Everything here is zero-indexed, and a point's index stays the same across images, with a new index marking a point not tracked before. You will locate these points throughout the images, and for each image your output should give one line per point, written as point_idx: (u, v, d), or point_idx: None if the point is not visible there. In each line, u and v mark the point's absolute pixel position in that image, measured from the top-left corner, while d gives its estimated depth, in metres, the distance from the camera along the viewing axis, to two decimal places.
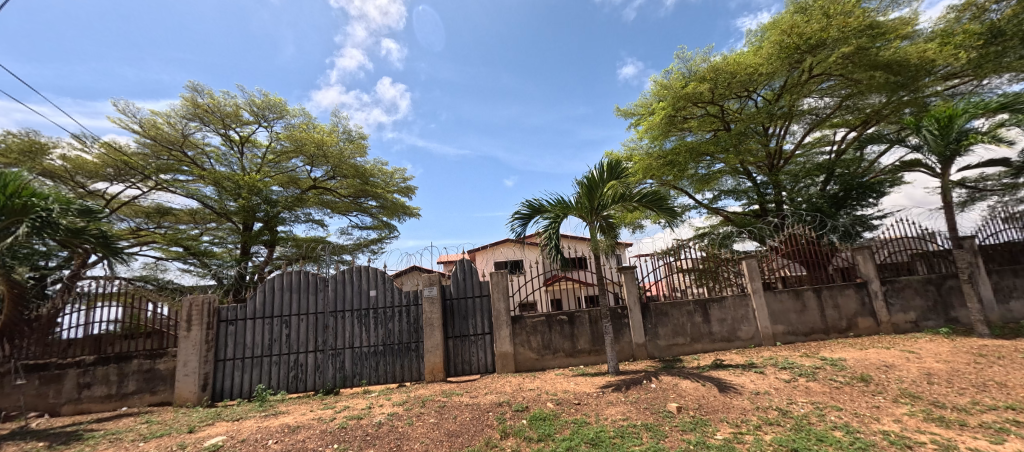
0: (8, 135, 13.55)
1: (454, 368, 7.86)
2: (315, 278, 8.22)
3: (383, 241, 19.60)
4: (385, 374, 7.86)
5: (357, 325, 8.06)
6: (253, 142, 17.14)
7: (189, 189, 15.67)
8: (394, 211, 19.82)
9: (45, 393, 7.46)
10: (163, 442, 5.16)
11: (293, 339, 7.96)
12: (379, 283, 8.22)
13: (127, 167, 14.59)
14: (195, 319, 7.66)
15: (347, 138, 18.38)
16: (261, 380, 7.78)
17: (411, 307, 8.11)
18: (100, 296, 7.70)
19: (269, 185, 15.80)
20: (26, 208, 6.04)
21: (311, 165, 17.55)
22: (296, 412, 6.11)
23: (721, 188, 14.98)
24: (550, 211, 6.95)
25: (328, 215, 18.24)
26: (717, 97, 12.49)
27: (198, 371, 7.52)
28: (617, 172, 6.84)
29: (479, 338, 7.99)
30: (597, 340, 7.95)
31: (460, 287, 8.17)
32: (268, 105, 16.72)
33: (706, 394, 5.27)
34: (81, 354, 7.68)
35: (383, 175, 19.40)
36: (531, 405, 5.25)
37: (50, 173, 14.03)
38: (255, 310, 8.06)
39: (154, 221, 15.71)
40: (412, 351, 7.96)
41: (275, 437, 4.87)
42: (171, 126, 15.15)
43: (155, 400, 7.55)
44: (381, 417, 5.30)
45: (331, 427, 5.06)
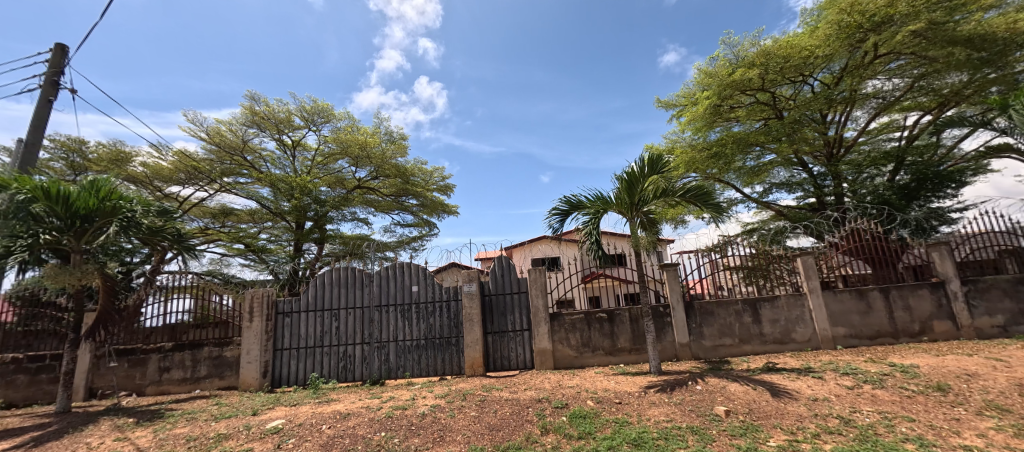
0: (99, 146, 15.22)
1: (493, 363, 7.98)
2: (361, 274, 8.61)
3: (424, 238, 20.18)
4: (427, 367, 8.12)
5: (400, 319, 8.37)
6: (304, 146, 18.19)
7: (249, 191, 16.89)
8: (434, 209, 20.35)
9: (133, 375, 8.36)
10: (231, 423, 5.63)
11: (342, 331, 8.40)
12: (420, 279, 8.49)
13: (197, 172, 15.98)
14: (256, 310, 8.28)
15: (389, 139, 19.07)
16: (314, 369, 8.28)
17: (451, 302, 8.31)
18: (175, 288, 8.49)
19: (318, 186, 16.71)
20: (115, 209, 6.80)
21: (356, 166, 18.37)
22: (346, 401, 6.45)
23: (772, 181, 14.11)
24: (589, 206, 6.86)
25: (372, 213, 19.04)
26: (768, 83, 11.79)
27: (260, 358, 8.14)
28: (658, 166, 6.61)
29: (518, 334, 8.05)
30: (638, 339, 7.77)
31: (499, 284, 8.25)
32: (317, 110, 17.67)
33: (757, 398, 5.01)
34: (161, 341, 8.52)
35: (423, 174, 19.97)
36: (571, 403, 5.22)
37: (132, 178, 15.63)
38: (308, 303, 8.58)
39: (219, 221, 17.08)
40: (452, 345, 8.15)
41: (328, 423, 5.17)
42: (233, 133, 16.40)
43: (223, 385, 8.25)
44: (425, 408, 5.49)
45: (378, 416, 5.30)
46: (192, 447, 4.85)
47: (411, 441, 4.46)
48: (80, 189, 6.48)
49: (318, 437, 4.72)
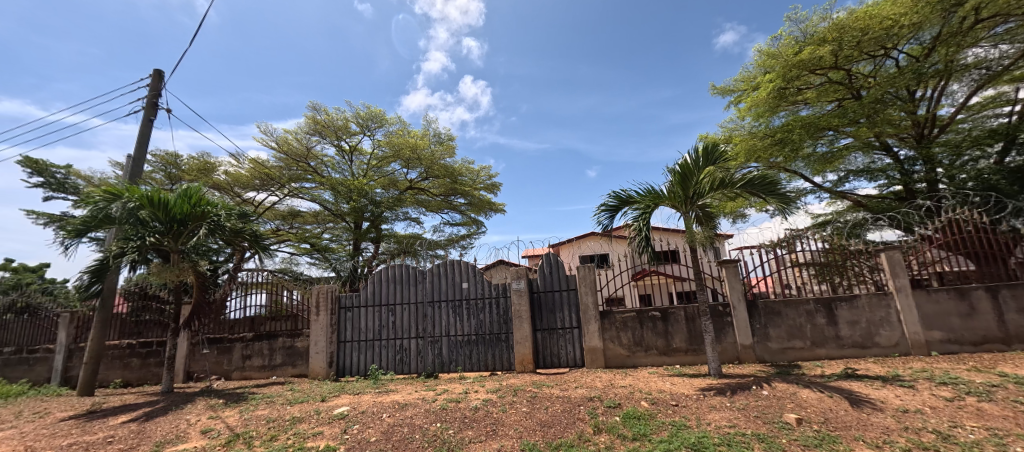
0: (189, 158, 17.12)
1: (543, 360, 7.97)
2: (415, 271, 8.97)
3: (473, 237, 20.59)
4: (479, 362, 8.28)
5: (452, 314, 8.61)
6: (360, 151, 19.23)
7: (313, 195, 18.17)
8: (482, 207, 20.69)
9: (221, 361, 9.33)
10: (302, 408, 6.11)
11: (398, 325, 8.80)
12: (470, 276, 8.66)
13: (269, 178, 17.46)
14: (322, 305, 8.91)
15: (438, 141, 19.68)
16: (374, 361, 8.76)
17: (500, 298, 8.42)
18: (253, 284, 9.35)
19: (373, 188, 17.60)
20: (203, 214, 7.64)
21: (407, 168, 19.14)
22: (404, 392, 6.77)
23: (848, 168, 12.81)
24: (638, 201, 6.63)
25: (423, 213, 19.72)
26: (842, 60, 10.71)
27: (326, 349, 8.75)
28: (714, 156, 6.24)
29: (567, 332, 7.98)
30: (695, 339, 7.39)
31: (547, 281, 8.22)
32: (371, 116, 18.61)
33: (833, 407, 4.58)
34: (243, 331, 9.42)
35: (470, 173, 20.40)
36: (624, 403, 5.09)
37: (217, 185, 17.41)
38: (367, 298, 9.09)
39: (288, 223, 18.53)
40: (502, 341, 8.26)
41: (388, 412, 5.45)
42: (299, 141, 17.73)
43: (295, 373, 8.98)
44: (477, 402, 5.61)
45: (434, 408, 5.49)
46: (271, 427, 5.32)
47: (465, 433, 4.58)
48: (176, 197, 7.35)
49: (379, 425, 4.98)
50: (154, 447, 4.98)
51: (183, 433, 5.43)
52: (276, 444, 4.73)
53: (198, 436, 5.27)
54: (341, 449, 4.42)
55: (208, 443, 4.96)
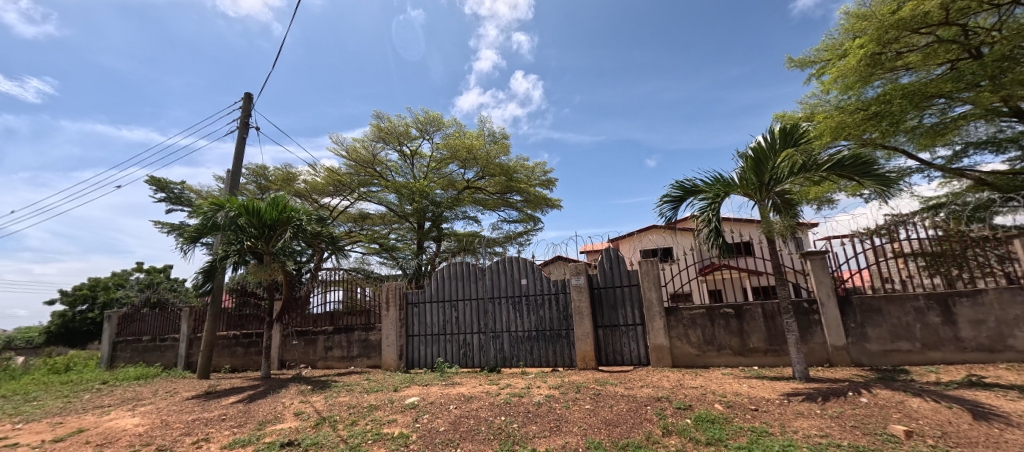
0: (274, 169, 19.01)
1: (605, 358, 7.77)
2: (475, 268, 9.19)
3: (530, 233, 20.64)
4: (540, 358, 8.27)
5: (512, 310, 8.69)
6: (420, 154, 20.08)
7: (379, 198, 19.31)
8: (538, 204, 20.63)
9: (308, 351, 10.27)
10: (377, 396, 6.52)
11: (461, 321, 9.07)
12: (528, 272, 8.68)
13: (341, 184, 18.87)
14: (392, 301, 9.46)
15: (493, 139, 19.98)
16: (440, 354, 9.11)
17: (560, 294, 8.33)
18: (331, 282, 10.16)
19: (433, 189, 18.29)
20: (288, 219, 8.50)
21: (464, 169, 19.66)
22: (468, 385, 6.97)
23: (966, 140, 10.91)
24: (705, 191, 6.20)
25: (481, 211, 20.12)
26: (955, 14, 9.14)
27: (397, 342, 9.27)
28: (794, 137, 5.62)
29: (630, 328, 7.69)
30: (775, 339, 6.75)
31: (608, 276, 7.99)
32: (429, 120, 19.35)
33: (953, 420, 3.94)
34: (324, 325, 10.28)
35: (525, 170, 20.49)
36: (696, 405, 4.78)
37: (298, 193, 19.15)
38: (431, 294, 9.47)
39: (359, 225, 19.87)
40: (563, 338, 8.18)
41: (454, 404, 5.64)
42: (365, 148, 18.94)
43: (370, 364, 9.62)
44: (540, 397, 5.60)
45: (498, 401, 5.58)
46: (352, 413, 5.75)
47: (529, 427, 4.60)
48: (266, 205, 8.26)
49: (447, 416, 5.16)
50: (256, 425, 5.60)
51: (279, 414, 6.05)
52: (356, 428, 5.10)
53: (291, 418, 5.85)
54: (414, 436, 4.65)
55: (300, 424, 5.47)
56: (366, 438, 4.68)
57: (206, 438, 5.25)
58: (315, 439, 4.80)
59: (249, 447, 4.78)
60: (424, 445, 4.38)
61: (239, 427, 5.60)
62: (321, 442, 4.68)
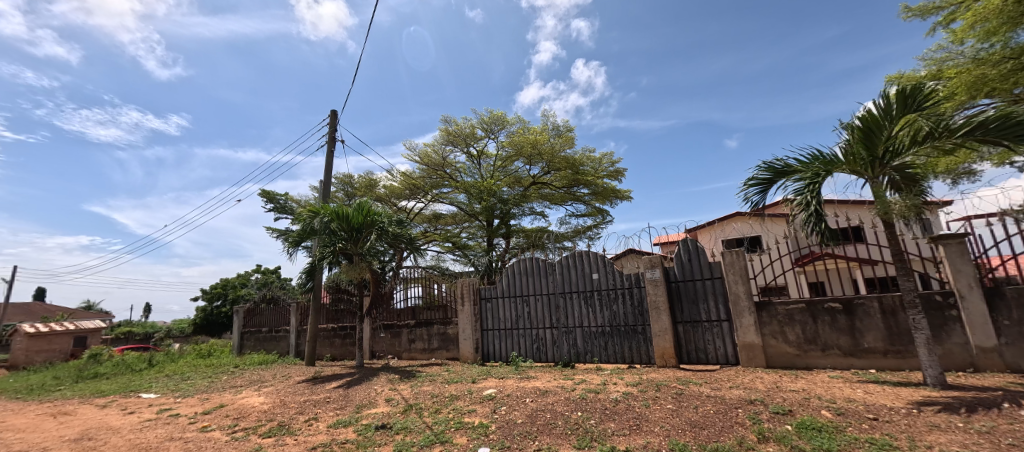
0: (358, 177, 20.81)
1: (687, 356, 7.34)
2: (545, 263, 9.20)
3: (599, 226, 20.16)
4: (615, 354, 8.05)
5: (584, 305, 8.56)
6: (486, 154, 20.56)
7: (450, 198, 20.16)
8: (607, 196, 20.06)
9: (394, 343, 11.10)
10: (457, 387, 6.84)
11: (534, 316, 9.15)
12: (600, 266, 8.48)
13: (416, 187, 20.05)
14: (466, 296, 9.86)
15: (557, 133, 19.83)
16: (514, 348, 9.29)
17: (634, 289, 8.02)
18: (411, 279, 10.85)
19: (500, 187, 18.60)
20: (372, 222, 9.33)
21: (530, 165, 19.77)
22: (544, 379, 7.03)
23: None
24: (801, 170, 5.54)
25: (548, 206, 20.08)
26: None
27: (472, 336, 9.65)
28: (917, 101, 4.78)
29: (715, 325, 7.16)
30: (897, 339, 5.83)
31: (687, 269, 7.50)
32: (493, 119, 19.74)
33: None
34: (407, 319, 11.02)
35: (592, 162, 20.04)
36: (798, 410, 4.32)
37: (379, 198, 20.73)
38: (503, 289, 9.69)
39: (433, 225, 20.93)
40: (639, 334, 7.87)
41: (531, 397, 5.72)
42: (436, 152, 19.89)
43: (449, 356, 10.14)
44: (617, 395, 5.46)
45: (573, 396, 5.54)
46: (436, 402, 6.10)
47: (607, 424, 4.50)
48: (354, 210, 9.13)
49: (524, 409, 5.25)
50: (355, 408, 6.20)
51: (372, 399, 6.63)
52: (440, 416, 5.40)
53: (383, 403, 6.38)
54: (493, 427, 4.80)
55: (391, 410, 5.94)
56: (449, 426, 4.94)
57: (315, 417, 5.93)
58: (404, 424, 5.18)
59: (349, 428, 5.30)
60: (503, 436, 4.50)
61: (341, 409, 6.23)
62: (409, 427, 5.03)
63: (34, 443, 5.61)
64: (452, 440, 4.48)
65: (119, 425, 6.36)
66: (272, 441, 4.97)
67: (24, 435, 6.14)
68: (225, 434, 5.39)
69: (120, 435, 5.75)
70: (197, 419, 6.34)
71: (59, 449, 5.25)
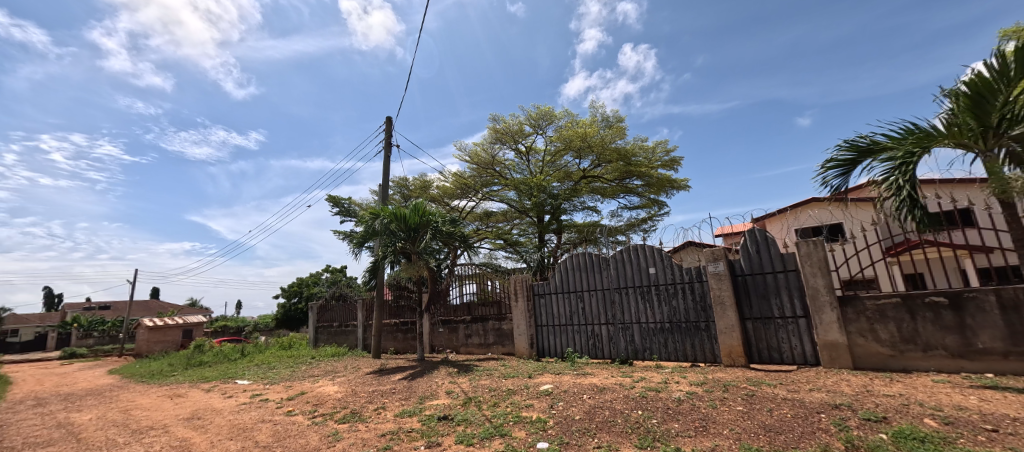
0: (413, 179, 21.73)
1: (758, 355, 6.85)
2: (598, 258, 9.02)
3: (654, 218, 19.39)
4: (677, 352, 7.72)
5: (641, 301, 8.28)
6: (535, 149, 20.52)
7: (500, 196, 20.40)
8: (662, 186, 19.23)
9: (452, 338, 11.49)
10: (515, 382, 6.94)
11: (588, 312, 9.01)
12: (657, 260, 8.16)
13: (467, 186, 20.51)
14: (520, 292, 9.94)
15: (607, 125, 19.35)
16: (569, 344, 9.23)
17: (695, 283, 7.61)
18: (465, 276, 11.13)
19: (550, 182, 18.48)
20: (427, 222, 9.73)
21: (579, 158, 19.45)
22: (601, 376, 6.91)
23: None
24: (891, 147, 4.94)
25: (599, 200, 19.65)
26: None
27: (527, 332, 9.73)
28: None
29: (791, 322, 6.60)
30: (1022, 339, 4.98)
31: (755, 262, 6.98)
32: (541, 115, 19.66)
33: None
34: (463, 315, 11.34)
35: (644, 152, 19.31)
36: (894, 417, 3.87)
37: (432, 198, 21.49)
38: (556, 285, 9.65)
39: (485, 223, 21.29)
40: (702, 331, 7.47)
41: (588, 393, 5.65)
42: (485, 151, 20.21)
43: (505, 351, 10.30)
44: (681, 394, 5.23)
45: (633, 394, 5.39)
46: (494, 395, 6.24)
47: (671, 424, 4.33)
48: (410, 211, 9.58)
49: (581, 405, 5.21)
50: (418, 399, 6.51)
51: (434, 391, 6.93)
52: (499, 410, 5.51)
53: (444, 395, 6.63)
54: (551, 422, 4.81)
55: (451, 402, 6.17)
56: (508, 420, 5.02)
57: (383, 406, 6.31)
58: (465, 416, 5.35)
59: (413, 417, 5.58)
60: (562, 431, 4.49)
61: (406, 400, 6.57)
62: (469, 419, 5.19)
63: (156, 420, 6.52)
64: (511, 434, 4.55)
65: (221, 406, 7.21)
66: (346, 427, 5.37)
67: (148, 413, 7.15)
68: (306, 419, 5.91)
69: (222, 415, 6.52)
70: (283, 404, 7.01)
71: (176, 426, 6.05)
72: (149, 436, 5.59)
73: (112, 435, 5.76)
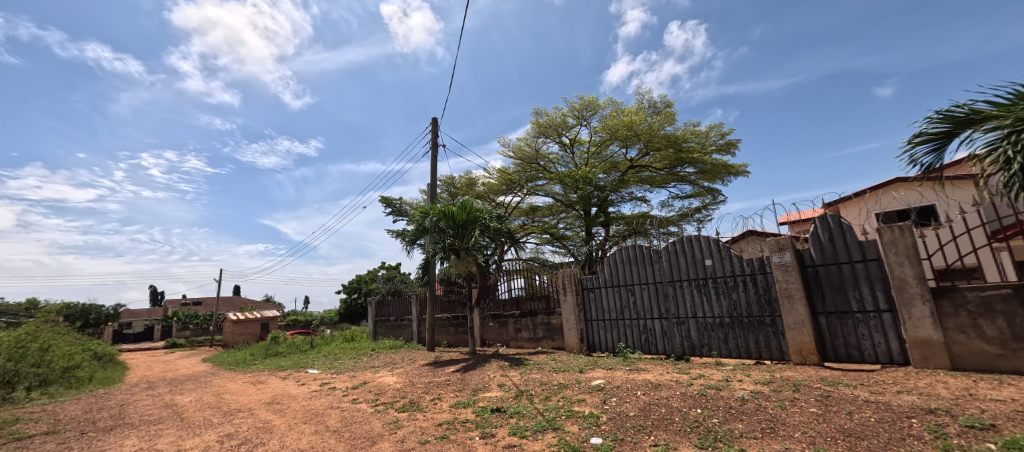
0: (460, 177, 22.18)
1: (833, 352, 6.28)
2: (650, 251, 8.70)
3: (709, 207, 18.37)
4: (738, 348, 7.28)
5: (697, 295, 7.89)
6: (579, 141, 20.13)
7: (546, 190, 20.28)
8: (717, 173, 18.14)
9: (502, 332, 11.63)
10: (566, 376, 6.89)
11: (640, 306, 8.73)
12: (713, 252, 7.71)
13: (512, 182, 20.58)
14: (568, 286, 9.83)
15: (654, 111, 18.59)
16: (620, 339, 9.02)
17: (758, 275, 7.11)
18: (513, 271, 11.21)
19: (596, 174, 18.06)
20: (474, 219, 9.90)
21: (626, 148, 18.84)
22: (655, 372, 6.67)
23: None
24: (998, 116, 4.29)
25: (649, 190, 18.93)
26: None
27: (577, 327, 9.62)
28: None
29: (873, 316, 5.97)
30: None
31: (827, 251, 6.39)
32: (584, 105, 19.24)
33: None
34: (512, 309, 11.44)
35: (696, 137, 18.31)
36: (1006, 426, 3.36)
37: (479, 195, 21.82)
38: (606, 279, 9.45)
39: (531, 217, 21.27)
40: (767, 326, 6.97)
41: (643, 390, 5.47)
42: (529, 145, 20.17)
43: (555, 345, 10.26)
44: (745, 393, 4.92)
45: (691, 392, 5.15)
46: (545, 389, 6.23)
47: (734, 425, 4.08)
48: (458, 209, 9.77)
49: (636, 401, 5.06)
50: (472, 391, 6.67)
51: (486, 384, 7.06)
52: (550, 403, 5.50)
53: (496, 388, 6.73)
54: (604, 418, 4.72)
55: (504, 394, 6.24)
56: (560, 414, 4.99)
57: (438, 397, 6.52)
58: (517, 408, 5.39)
59: (468, 408, 5.72)
60: (616, 427, 4.39)
61: (460, 391, 6.76)
62: (522, 412, 5.22)
63: (243, 403, 7.23)
64: (564, 428, 4.52)
65: (295, 393, 7.84)
66: (406, 416, 5.62)
67: (236, 397, 7.95)
68: (370, 406, 6.27)
69: (297, 401, 7.10)
70: (348, 392, 7.48)
71: (259, 409, 6.66)
72: (238, 417, 6.21)
73: (208, 415, 6.46)
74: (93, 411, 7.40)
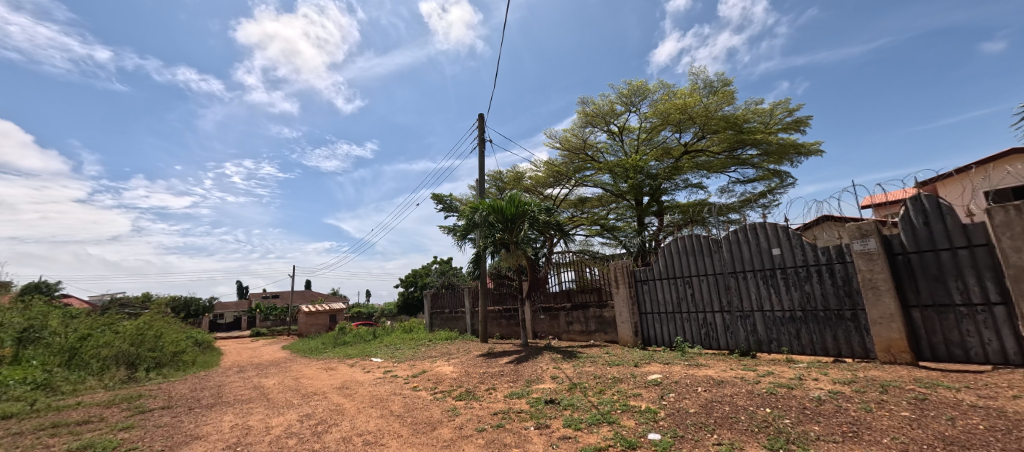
0: (507, 172, 22.33)
1: (930, 350, 5.59)
2: (708, 240, 8.23)
3: (775, 192, 17.02)
4: (813, 345, 6.70)
5: (763, 287, 7.35)
6: (628, 128, 19.42)
7: (594, 180, 19.82)
8: (784, 154, 16.71)
9: (554, 325, 11.62)
10: (620, 370, 6.74)
11: (699, 298, 8.30)
12: (782, 240, 7.13)
13: (560, 174, 20.35)
14: (620, 279, 9.59)
15: (711, 91, 17.44)
16: (678, 333, 8.65)
17: (835, 265, 6.47)
18: (563, 264, 11.12)
19: (648, 161, 17.35)
20: (523, 212, 9.96)
21: (679, 132, 17.92)
22: (716, 368, 6.33)
23: None
24: None
25: (705, 176, 17.89)
26: None
27: (630, 320, 9.36)
28: None
29: (981, 310, 5.22)
30: None
31: (921, 236, 5.66)
32: (633, 91, 18.50)
33: None
34: (563, 302, 11.36)
35: (759, 116, 16.97)
36: None
37: (527, 188, 21.83)
38: (661, 271, 9.09)
39: (580, 209, 20.93)
40: (847, 320, 6.34)
41: (704, 386, 5.21)
42: (576, 136, 19.81)
43: (608, 339, 10.07)
44: (821, 393, 4.51)
45: (758, 390, 4.82)
46: (599, 382, 6.13)
47: (809, 427, 3.77)
48: (507, 203, 9.86)
49: (696, 398, 4.83)
50: (525, 382, 6.74)
51: (539, 375, 7.10)
52: (605, 397, 5.41)
53: (550, 380, 6.74)
54: (662, 413, 4.56)
55: (557, 386, 6.24)
56: (616, 408, 4.90)
57: (493, 387, 6.67)
58: (571, 401, 5.37)
59: (522, 399, 5.79)
60: (675, 424, 4.23)
61: (514, 382, 6.86)
62: (576, 404, 5.20)
63: (318, 387, 7.90)
64: (620, 422, 4.43)
65: (362, 379, 8.41)
66: (463, 404, 5.81)
67: (311, 381, 8.68)
68: (429, 394, 6.56)
69: (364, 387, 7.59)
70: (409, 380, 7.87)
71: (332, 393, 7.22)
72: (314, 400, 6.77)
73: (289, 397, 7.12)
74: (197, 390, 8.46)
